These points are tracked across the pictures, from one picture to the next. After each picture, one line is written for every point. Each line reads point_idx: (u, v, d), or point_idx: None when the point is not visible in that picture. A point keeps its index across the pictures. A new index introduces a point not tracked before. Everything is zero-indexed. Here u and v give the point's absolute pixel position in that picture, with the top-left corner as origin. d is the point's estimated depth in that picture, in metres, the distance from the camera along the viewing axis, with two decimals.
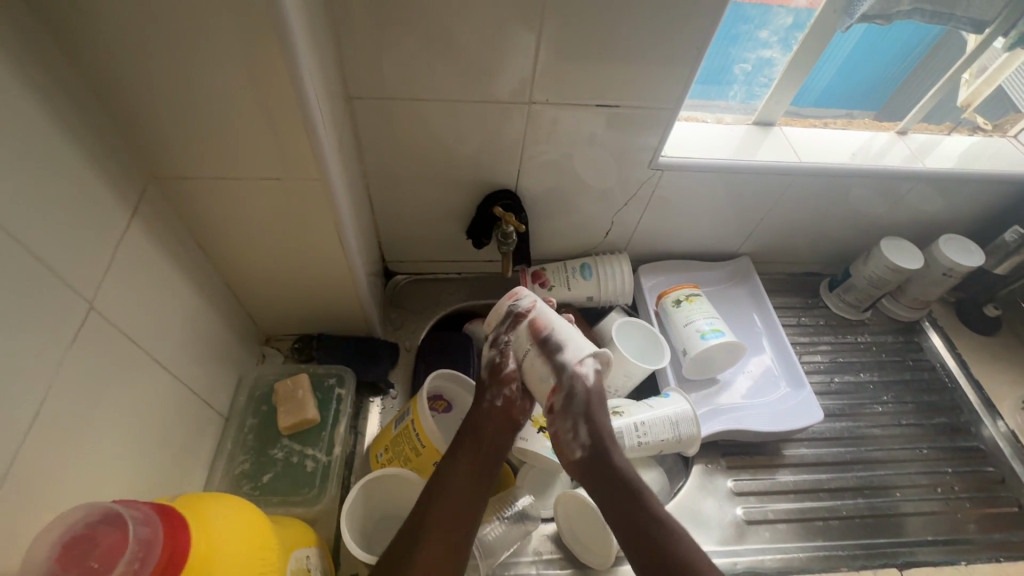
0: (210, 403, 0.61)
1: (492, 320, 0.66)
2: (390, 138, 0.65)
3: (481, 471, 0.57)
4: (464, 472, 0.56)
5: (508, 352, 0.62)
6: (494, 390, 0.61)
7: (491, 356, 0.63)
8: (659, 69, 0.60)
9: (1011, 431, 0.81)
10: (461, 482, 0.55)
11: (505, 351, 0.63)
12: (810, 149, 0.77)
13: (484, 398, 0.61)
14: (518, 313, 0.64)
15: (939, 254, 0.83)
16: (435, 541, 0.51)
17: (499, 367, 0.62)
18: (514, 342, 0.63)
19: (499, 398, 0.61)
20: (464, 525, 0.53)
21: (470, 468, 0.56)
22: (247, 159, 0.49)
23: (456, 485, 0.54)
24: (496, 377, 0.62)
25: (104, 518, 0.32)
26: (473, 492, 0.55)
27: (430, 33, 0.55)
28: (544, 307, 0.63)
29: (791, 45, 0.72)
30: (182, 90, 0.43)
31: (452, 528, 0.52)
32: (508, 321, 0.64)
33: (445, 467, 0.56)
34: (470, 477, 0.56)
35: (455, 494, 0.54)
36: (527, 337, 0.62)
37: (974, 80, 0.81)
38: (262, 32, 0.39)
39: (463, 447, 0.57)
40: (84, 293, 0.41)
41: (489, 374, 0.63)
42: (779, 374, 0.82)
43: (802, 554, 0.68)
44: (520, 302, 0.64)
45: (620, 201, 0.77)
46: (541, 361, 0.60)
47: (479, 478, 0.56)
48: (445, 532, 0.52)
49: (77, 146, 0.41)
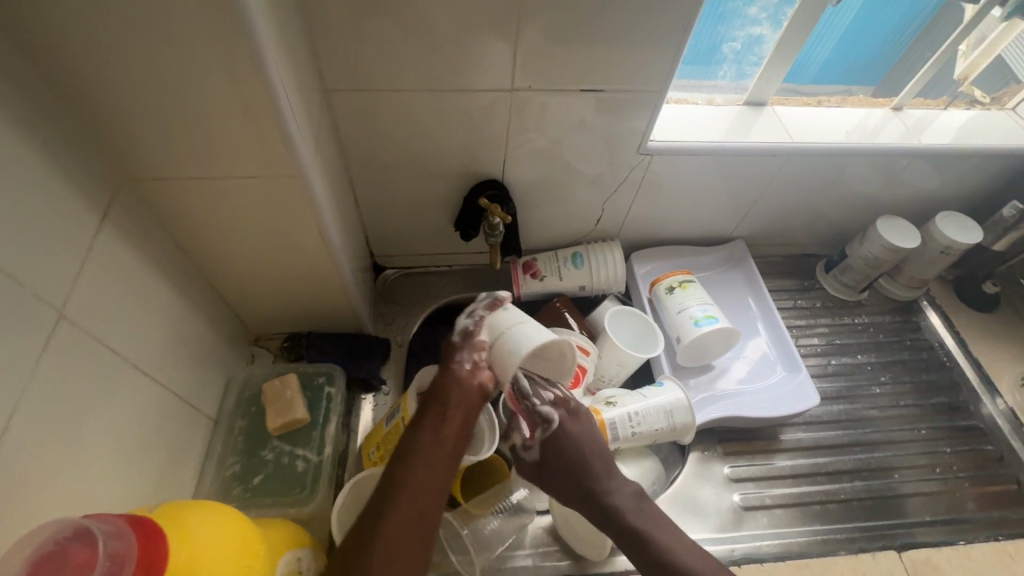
0: (197, 406, 0.61)
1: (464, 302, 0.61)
2: (370, 129, 0.64)
3: (449, 447, 0.53)
4: (432, 448, 0.52)
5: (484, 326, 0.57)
6: (465, 355, 0.56)
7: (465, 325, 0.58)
8: (644, 50, 0.59)
9: (1010, 409, 0.80)
10: (429, 457, 0.52)
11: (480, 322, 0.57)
12: (804, 128, 0.75)
13: (452, 365, 0.56)
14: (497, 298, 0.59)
15: (936, 232, 0.81)
16: (400, 520, 0.48)
17: (472, 335, 0.57)
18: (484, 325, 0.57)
19: (470, 369, 0.55)
20: (432, 503, 0.51)
21: (438, 441, 0.53)
22: (220, 158, 0.48)
23: (425, 460, 0.52)
24: (469, 344, 0.56)
25: (74, 534, 0.32)
26: (442, 469, 0.52)
27: (405, 20, 0.53)
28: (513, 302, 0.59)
29: (781, 21, 0.69)
30: (146, 88, 0.41)
31: (418, 506, 0.50)
32: (486, 302, 0.59)
33: (412, 442, 0.53)
34: (438, 452, 0.53)
35: (426, 468, 0.52)
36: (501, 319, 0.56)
37: (972, 52, 0.78)
38: (224, 24, 0.38)
39: (431, 421, 0.54)
40: (53, 301, 0.40)
41: (461, 339, 0.57)
42: (775, 358, 0.81)
43: (800, 538, 0.68)
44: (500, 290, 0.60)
45: (611, 187, 0.76)
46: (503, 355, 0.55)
47: (449, 455, 0.53)
48: (412, 515, 0.49)
49: (38, 149, 0.39)
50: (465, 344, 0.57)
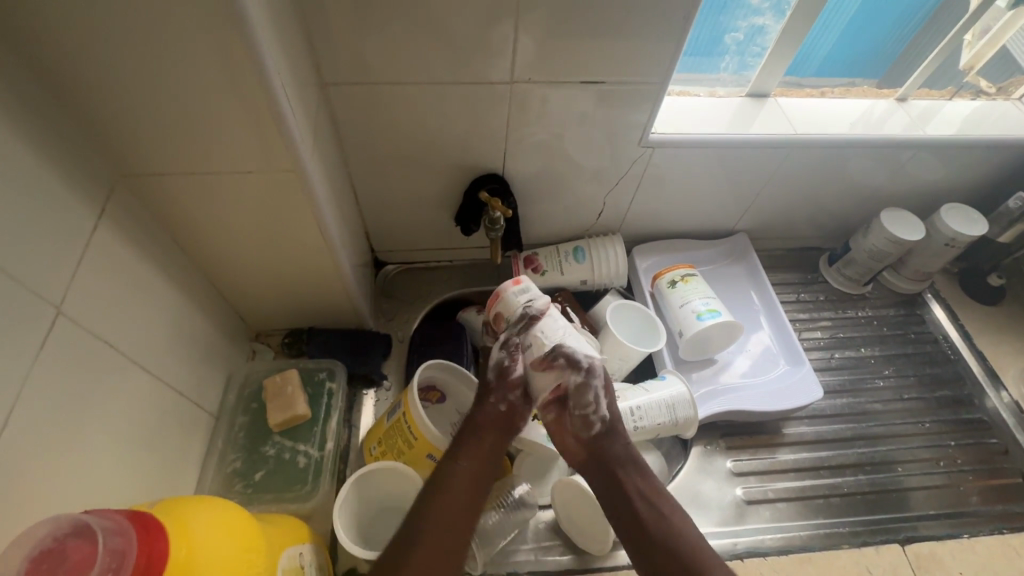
0: (198, 402, 0.60)
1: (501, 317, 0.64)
2: (369, 124, 0.63)
3: (481, 475, 0.56)
4: (464, 476, 0.55)
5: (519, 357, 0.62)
6: (501, 393, 0.61)
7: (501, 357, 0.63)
8: (645, 42, 0.58)
9: (1015, 402, 0.80)
10: (461, 485, 0.55)
11: (514, 352, 0.62)
12: (807, 120, 0.74)
13: (487, 400, 0.61)
14: (535, 312, 0.62)
15: (941, 224, 0.81)
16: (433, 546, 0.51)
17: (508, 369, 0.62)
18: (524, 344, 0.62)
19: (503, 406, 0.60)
20: (462, 530, 0.54)
21: (472, 470, 0.56)
22: (217, 152, 0.47)
23: (459, 488, 0.55)
24: (503, 381, 0.62)
25: (73, 530, 0.32)
26: (472, 498, 0.55)
27: (403, 12, 0.53)
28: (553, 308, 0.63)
29: (784, 11, 0.69)
30: (140, 82, 0.41)
31: (451, 532, 0.53)
32: (521, 323, 0.62)
33: (447, 469, 0.55)
34: (471, 480, 0.56)
35: (459, 495, 0.55)
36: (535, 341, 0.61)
37: (977, 42, 0.78)
38: (218, 17, 0.37)
39: (467, 450, 0.57)
40: (50, 297, 0.40)
41: (496, 375, 0.62)
42: (778, 352, 0.80)
43: (803, 532, 0.68)
44: (534, 303, 0.62)
45: (611, 180, 0.75)
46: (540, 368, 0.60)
47: (480, 484, 0.56)
48: (442, 541, 0.52)
49: (33, 145, 0.39)
50: (499, 380, 0.62)
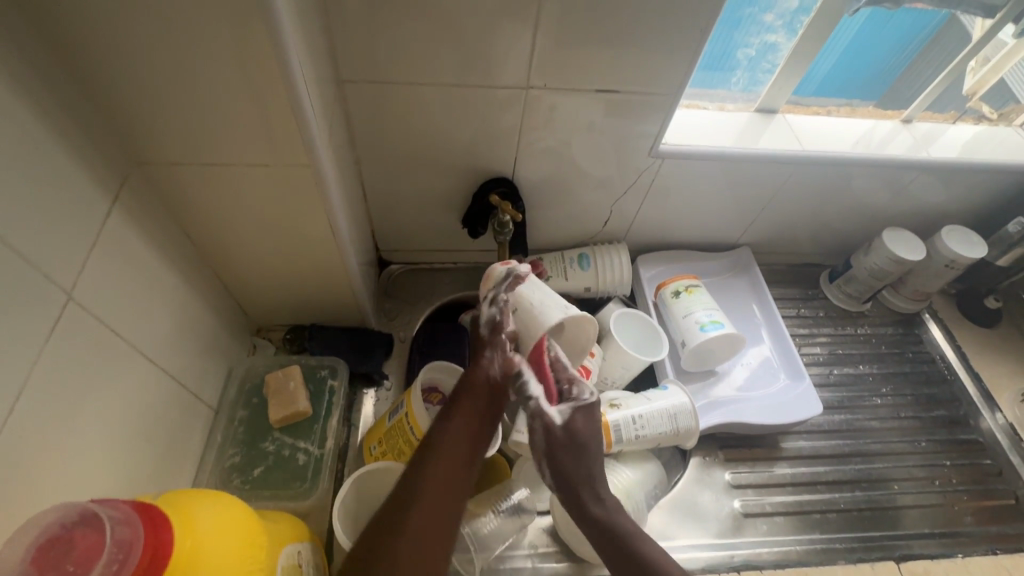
0: (199, 395, 0.60)
1: (488, 282, 0.63)
2: (382, 123, 0.63)
3: (474, 438, 0.55)
4: (457, 434, 0.54)
5: (509, 311, 0.61)
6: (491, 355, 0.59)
7: (491, 314, 0.61)
8: (661, 53, 0.58)
9: (1009, 424, 0.81)
10: (455, 442, 0.54)
11: (505, 310, 0.61)
12: (814, 137, 0.75)
13: (479, 358, 0.60)
14: (519, 274, 0.62)
15: (941, 245, 0.82)
16: (432, 510, 0.49)
17: (500, 326, 0.61)
18: (511, 305, 0.61)
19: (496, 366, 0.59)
20: (457, 492, 0.52)
21: (463, 431, 0.55)
22: (232, 143, 0.47)
23: (451, 450, 0.53)
24: (496, 338, 0.60)
25: (81, 519, 0.31)
26: (467, 459, 0.54)
27: (422, 13, 0.53)
28: (536, 280, 0.63)
29: (796, 30, 0.70)
30: (161, 72, 0.41)
31: (444, 502, 0.50)
32: (507, 282, 0.62)
33: (437, 431, 0.54)
34: (463, 443, 0.54)
35: (449, 462, 0.52)
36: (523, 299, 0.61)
37: (980, 70, 0.78)
38: (243, 9, 0.37)
39: (455, 413, 0.56)
40: (62, 283, 0.40)
41: (489, 332, 0.61)
42: (779, 366, 0.81)
43: (799, 547, 0.68)
44: (517, 266, 0.63)
45: (619, 190, 0.76)
46: (527, 322, 0.61)
47: (472, 450, 0.55)
48: (441, 499, 0.50)
49: (51, 129, 0.38)
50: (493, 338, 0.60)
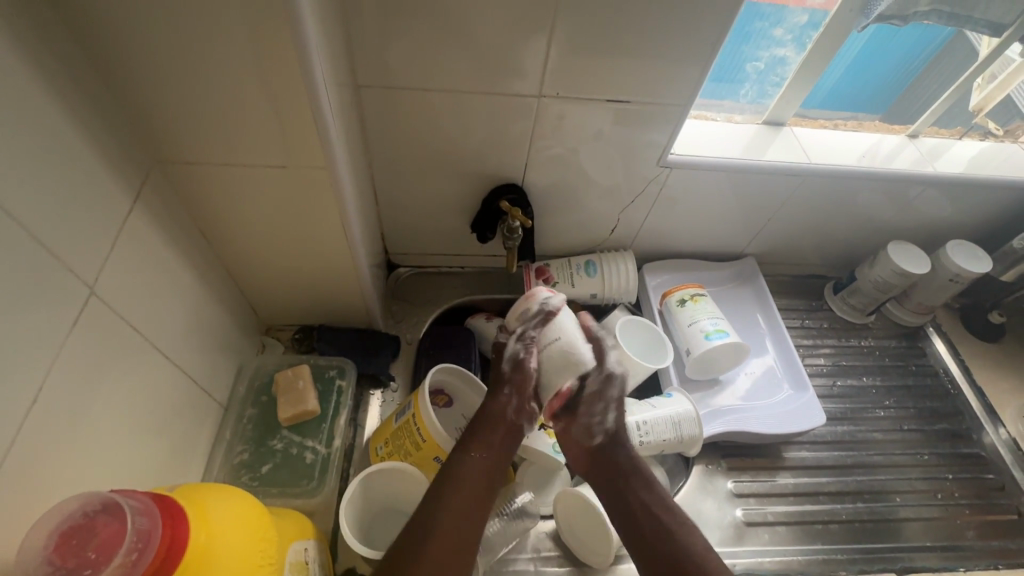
0: (210, 391, 0.61)
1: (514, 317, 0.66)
2: (396, 127, 0.64)
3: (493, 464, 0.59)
4: (481, 464, 0.58)
5: (534, 348, 0.64)
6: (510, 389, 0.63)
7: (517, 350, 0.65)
8: (672, 64, 0.60)
9: (1011, 439, 0.81)
10: (475, 475, 0.57)
11: (531, 348, 0.65)
12: (820, 150, 0.76)
13: (500, 391, 0.63)
14: (549, 310, 0.65)
15: (945, 260, 0.82)
16: (450, 531, 0.53)
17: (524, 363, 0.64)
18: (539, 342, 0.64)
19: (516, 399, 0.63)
20: (475, 515, 0.55)
21: (483, 459, 0.59)
22: (251, 145, 0.48)
23: (472, 478, 0.57)
24: (518, 373, 0.64)
25: (103, 508, 0.33)
26: (484, 485, 0.57)
27: (439, 22, 0.54)
28: (568, 313, 0.65)
29: (805, 44, 0.71)
30: (186, 74, 0.42)
31: (462, 523, 0.54)
32: (536, 319, 0.65)
33: (459, 459, 0.57)
34: (483, 470, 0.58)
35: (468, 486, 0.56)
36: (555, 338, 0.63)
37: (986, 86, 0.79)
38: (270, 17, 0.38)
39: (475, 444, 0.59)
40: (85, 278, 0.41)
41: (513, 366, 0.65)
42: (782, 376, 0.81)
43: (800, 557, 0.68)
44: (550, 299, 0.65)
45: (626, 198, 0.77)
46: (560, 360, 0.63)
47: (490, 476, 0.58)
48: (462, 524, 0.54)
49: (80, 128, 0.40)
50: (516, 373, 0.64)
